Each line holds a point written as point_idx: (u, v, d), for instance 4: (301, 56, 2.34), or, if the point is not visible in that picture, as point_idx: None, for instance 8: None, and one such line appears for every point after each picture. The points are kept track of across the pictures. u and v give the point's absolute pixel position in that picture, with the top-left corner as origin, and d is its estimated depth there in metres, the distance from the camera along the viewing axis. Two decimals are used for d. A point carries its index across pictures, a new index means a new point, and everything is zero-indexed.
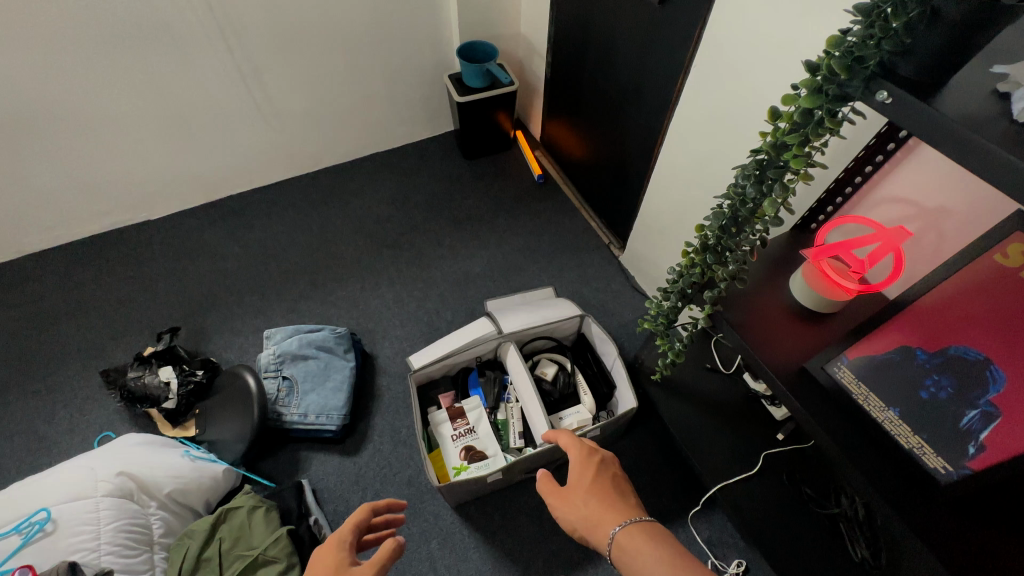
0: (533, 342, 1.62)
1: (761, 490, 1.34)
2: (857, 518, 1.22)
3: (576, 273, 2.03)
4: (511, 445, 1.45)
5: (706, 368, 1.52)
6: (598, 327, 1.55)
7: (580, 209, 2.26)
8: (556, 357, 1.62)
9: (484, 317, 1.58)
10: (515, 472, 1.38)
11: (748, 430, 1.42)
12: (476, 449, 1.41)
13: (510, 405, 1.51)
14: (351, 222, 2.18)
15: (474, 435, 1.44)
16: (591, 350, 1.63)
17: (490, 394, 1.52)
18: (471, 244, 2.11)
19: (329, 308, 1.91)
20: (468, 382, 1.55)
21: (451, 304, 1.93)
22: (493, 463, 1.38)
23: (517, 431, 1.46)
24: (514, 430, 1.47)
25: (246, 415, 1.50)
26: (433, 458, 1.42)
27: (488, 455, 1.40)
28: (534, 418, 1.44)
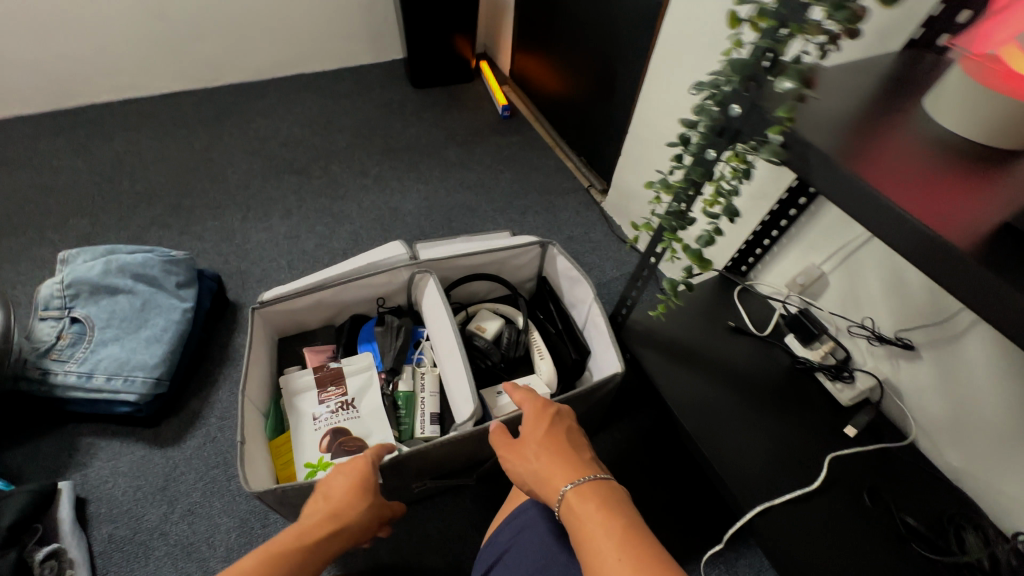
0: (468, 284, 1.05)
1: (830, 518, 0.78)
2: (999, 575, 0.68)
3: (542, 218, 1.51)
4: (416, 434, 0.87)
5: (729, 328, 1.00)
6: (566, 256, 0.99)
7: (554, 147, 1.75)
8: (502, 308, 1.06)
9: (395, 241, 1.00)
10: (410, 476, 0.80)
11: (798, 420, 0.88)
12: (351, 435, 0.82)
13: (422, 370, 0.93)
14: (248, 142, 1.63)
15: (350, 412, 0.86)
16: (556, 298, 1.07)
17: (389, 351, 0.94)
18: (405, 176, 1.58)
19: (188, 242, 1.34)
20: (359, 336, 0.97)
21: (365, 245, 1.38)
22: None
23: (429, 413, 0.88)
24: (424, 411, 0.89)
25: None
26: (273, 447, 0.83)
27: (371, 448, 0.82)
28: (455, 392, 0.87)
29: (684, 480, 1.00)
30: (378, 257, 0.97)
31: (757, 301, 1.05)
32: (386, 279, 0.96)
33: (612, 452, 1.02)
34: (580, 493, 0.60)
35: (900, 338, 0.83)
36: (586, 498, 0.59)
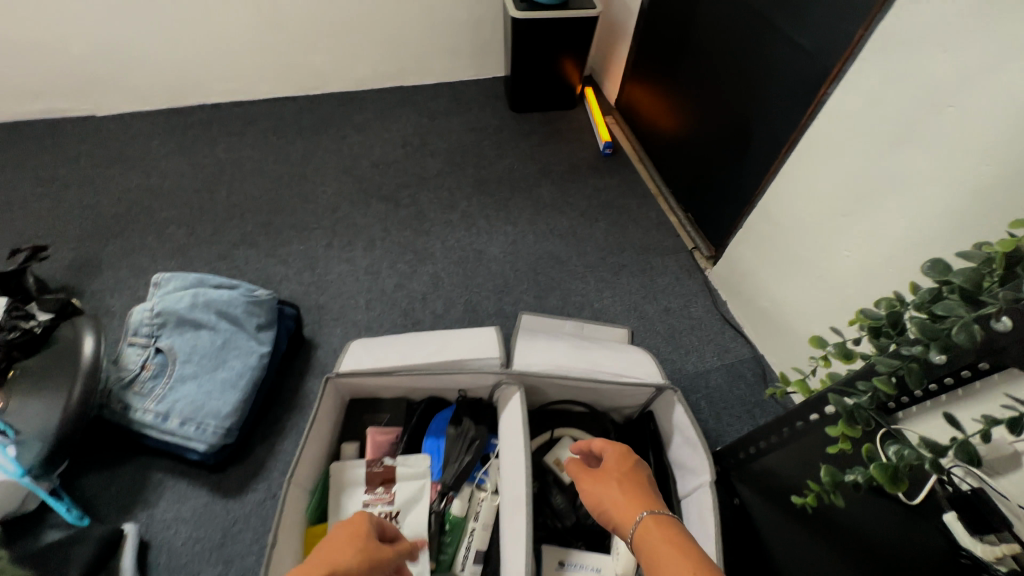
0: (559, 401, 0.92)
1: None
2: None
3: (638, 280, 1.36)
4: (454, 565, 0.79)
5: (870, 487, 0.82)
6: (684, 403, 0.83)
7: (657, 196, 1.59)
8: (593, 443, 0.90)
9: (494, 329, 0.92)
10: None
11: None
12: None
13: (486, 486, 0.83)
14: (341, 159, 1.60)
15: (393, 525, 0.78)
16: (658, 449, 0.90)
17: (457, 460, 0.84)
18: (494, 214, 1.48)
19: (273, 265, 1.32)
20: (427, 432, 0.89)
21: (444, 291, 1.30)
22: None
23: (473, 549, 0.79)
24: (467, 544, 0.79)
25: (57, 394, 0.90)
26: (308, 539, 0.76)
27: None
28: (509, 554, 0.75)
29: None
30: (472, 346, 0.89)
31: None
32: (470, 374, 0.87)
33: None
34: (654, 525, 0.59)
35: None
36: (661, 533, 0.58)
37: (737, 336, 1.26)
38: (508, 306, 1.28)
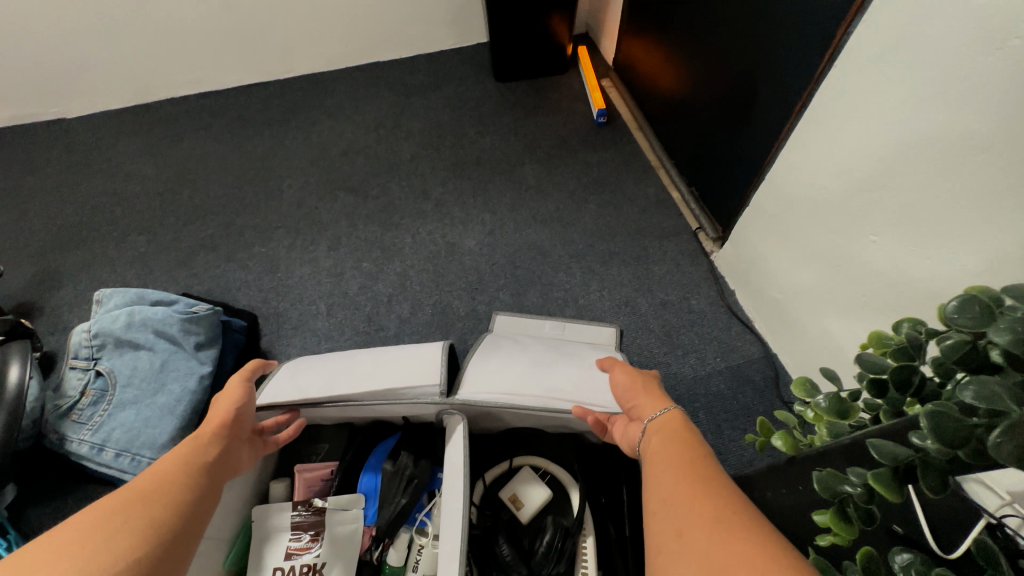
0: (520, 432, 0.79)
1: None
2: None
3: (631, 270, 1.19)
4: None
5: None
6: None
7: (658, 169, 1.38)
8: (555, 476, 0.77)
9: (439, 345, 0.81)
10: None
11: None
12: None
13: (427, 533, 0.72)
14: (309, 149, 1.48)
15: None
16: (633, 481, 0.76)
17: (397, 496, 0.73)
18: (471, 202, 1.33)
19: (232, 271, 1.23)
20: (367, 468, 0.79)
21: (412, 293, 1.18)
22: None
23: None
24: None
25: None
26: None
27: None
28: None
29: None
30: (410, 373, 0.77)
31: None
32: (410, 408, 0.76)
33: None
34: (657, 426, 0.55)
35: None
36: (664, 429, 0.54)
37: (745, 332, 1.08)
38: (482, 306, 1.15)
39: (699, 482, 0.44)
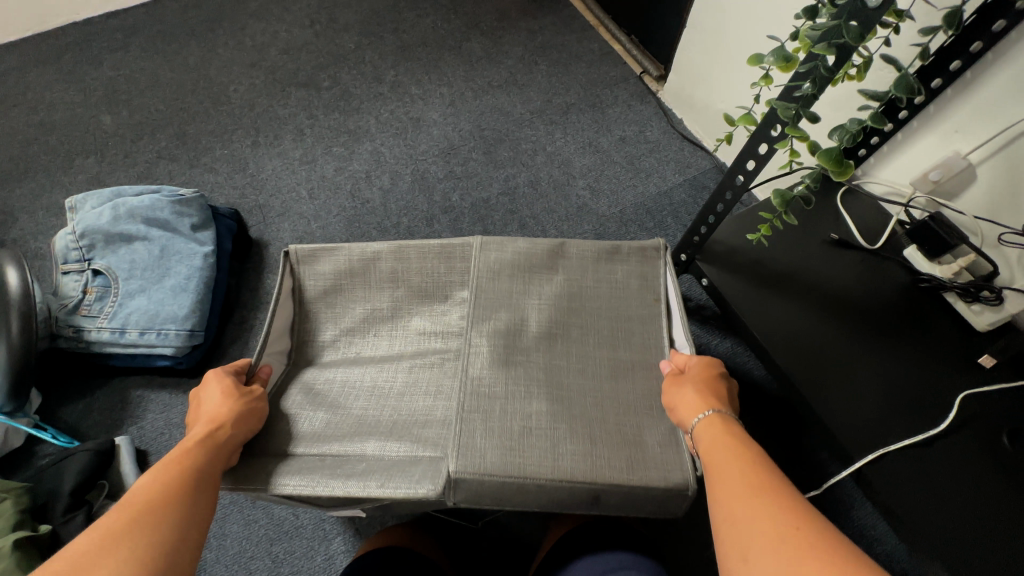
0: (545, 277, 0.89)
1: (959, 461, 0.66)
2: None
3: (589, 116, 1.28)
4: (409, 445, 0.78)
5: (830, 241, 0.83)
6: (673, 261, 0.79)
7: (596, 26, 1.44)
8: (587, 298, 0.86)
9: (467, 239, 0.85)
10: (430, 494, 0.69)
11: (925, 351, 0.73)
12: (336, 417, 0.71)
13: (420, 372, 0.75)
14: (246, 54, 1.43)
15: (326, 409, 0.72)
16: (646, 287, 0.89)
17: (407, 350, 0.79)
18: (426, 79, 1.36)
19: (199, 177, 1.22)
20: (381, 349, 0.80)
21: (388, 165, 1.22)
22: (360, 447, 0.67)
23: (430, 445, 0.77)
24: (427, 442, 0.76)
25: None
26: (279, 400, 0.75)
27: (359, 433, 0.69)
28: (459, 419, 0.68)
29: (777, 420, 0.90)
30: (428, 266, 0.81)
31: (862, 203, 0.86)
32: (421, 287, 0.81)
33: None
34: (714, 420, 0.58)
35: None
36: (714, 439, 0.56)
37: (696, 151, 1.22)
38: (458, 167, 1.22)
39: (761, 480, 0.48)
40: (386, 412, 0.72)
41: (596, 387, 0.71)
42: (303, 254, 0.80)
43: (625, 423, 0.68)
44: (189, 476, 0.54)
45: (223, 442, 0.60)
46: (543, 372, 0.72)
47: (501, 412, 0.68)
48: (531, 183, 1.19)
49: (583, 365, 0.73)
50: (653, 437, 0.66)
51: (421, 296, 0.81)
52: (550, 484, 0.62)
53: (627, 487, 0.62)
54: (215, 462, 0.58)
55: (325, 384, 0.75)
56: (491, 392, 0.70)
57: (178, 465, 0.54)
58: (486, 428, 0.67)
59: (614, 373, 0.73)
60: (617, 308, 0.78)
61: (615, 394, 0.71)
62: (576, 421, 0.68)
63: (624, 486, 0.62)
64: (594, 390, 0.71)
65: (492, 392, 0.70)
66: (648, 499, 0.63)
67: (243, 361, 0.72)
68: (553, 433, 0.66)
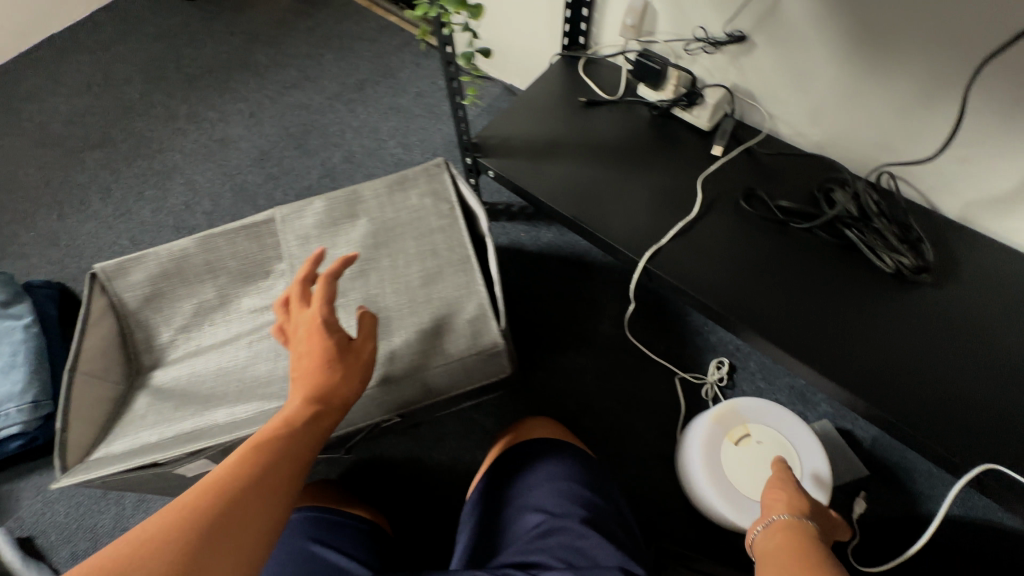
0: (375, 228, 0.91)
1: (711, 234, 0.80)
2: (860, 218, 0.74)
3: (383, 85, 1.35)
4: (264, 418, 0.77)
5: (582, 104, 0.96)
6: (454, 167, 0.81)
7: (369, 6, 1.51)
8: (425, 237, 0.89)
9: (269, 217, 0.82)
10: None
11: (675, 165, 0.87)
12: (179, 405, 0.71)
13: (256, 344, 0.76)
14: (29, 136, 1.37)
15: (173, 399, 0.72)
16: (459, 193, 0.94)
17: (243, 328, 0.79)
18: (221, 101, 1.38)
19: (10, 265, 1.17)
20: (217, 343, 0.79)
21: (204, 189, 1.23)
22: (206, 419, 0.68)
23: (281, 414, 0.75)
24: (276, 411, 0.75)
25: None
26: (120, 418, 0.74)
27: (204, 407, 0.69)
28: None
29: (609, 273, 1.02)
30: (240, 247, 0.80)
31: (602, 69, 0.99)
32: (241, 269, 0.81)
33: (522, 271, 1.04)
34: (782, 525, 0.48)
35: (730, 33, 0.79)
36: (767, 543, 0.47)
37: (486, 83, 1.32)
38: (274, 168, 1.25)
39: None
40: (229, 387, 0.72)
41: (408, 290, 0.74)
42: (110, 270, 0.78)
43: (435, 316, 0.71)
44: (279, 458, 0.46)
45: (328, 409, 0.54)
46: (361, 303, 0.73)
47: None
48: (346, 158, 1.25)
49: (396, 287, 0.74)
50: (461, 318, 0.70)
51: (244, 277, 0.81)
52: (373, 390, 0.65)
53: (443, 366, 0.68)
54: (315, 433, 0.52)
55: (168, 382, 0.75)
56: None
57: (267, 443, 0.47)
58: None
59: (427, 279, 0.74)
60: (419, 225, 0.79)
61: (428, 296, 0.72)
62: (392, 332, 0.70)
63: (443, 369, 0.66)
64: (409, 302, 0.72)
65: None
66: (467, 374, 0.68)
67: (324, 251, 0.63)
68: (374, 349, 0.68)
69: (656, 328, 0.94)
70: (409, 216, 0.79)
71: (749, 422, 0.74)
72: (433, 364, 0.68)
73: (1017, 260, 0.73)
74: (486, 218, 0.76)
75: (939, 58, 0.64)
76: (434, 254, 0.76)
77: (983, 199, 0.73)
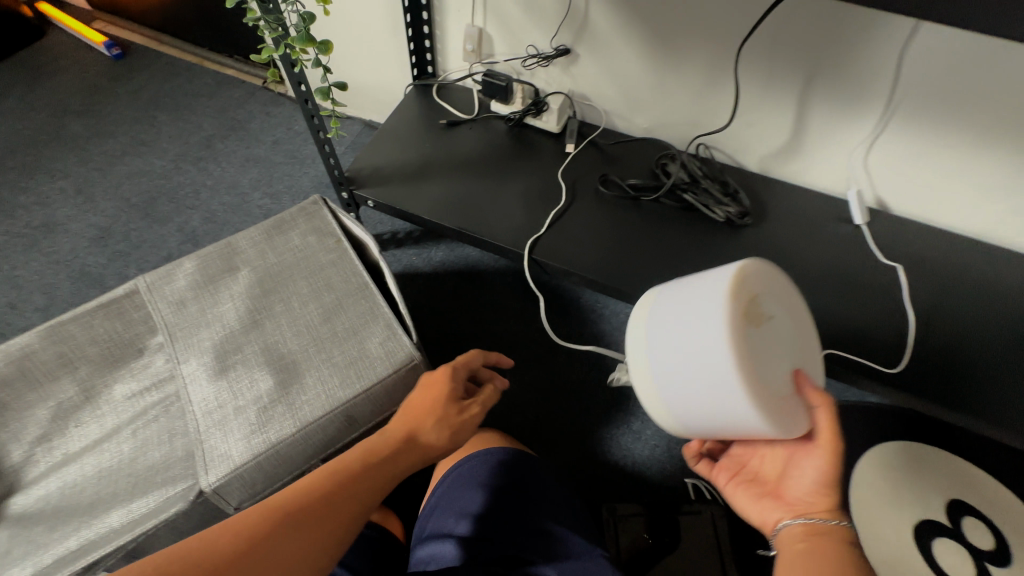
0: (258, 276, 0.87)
1: (582, 220, 0.90)
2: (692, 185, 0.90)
3: (234, 138, 1.29)
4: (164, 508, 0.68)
5: (444, 126, 1.02)
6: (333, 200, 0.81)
7: (200, 62, 1.44)
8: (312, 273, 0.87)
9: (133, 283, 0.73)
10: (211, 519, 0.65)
11: (538, 166, 0.97)
12: (62, 521, 0.61)
13: (143, 428, 0.68)
14: None
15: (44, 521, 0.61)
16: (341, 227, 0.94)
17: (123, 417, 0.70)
18: (35, 183, 1.20)
19: None
20: (93, 441, 0.69)
21: (31, 284, 1.06)
22: (100, 525, 0.59)
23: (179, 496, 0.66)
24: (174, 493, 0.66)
25: None
26: None
27: (94, 514, 0.61)
28: (202, 446, 0.62)
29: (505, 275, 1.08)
30: (100, 329, 0.71)
31: (455, 93, 1.07)
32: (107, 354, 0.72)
33: (423, 293, 1.06)
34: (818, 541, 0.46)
35: (556, 47, 0.91)
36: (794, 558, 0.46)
37: (345, 122, 1.33)
38: (121, 244, 1.12)
39: None
40: (118, 483, 0.64)
41: (309, 328, 0.71)
42: None
43: (343, 348, 0.69)
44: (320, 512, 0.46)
45: (408, 456, 0.53)
46: (260, 354, 0.69)
47: (239, 406, 0.64)
48: (207, 220, 1.16)
49: (296, 330, 0.71)
50: (373, 341, 0.69)
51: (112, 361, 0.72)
52: (294, 435, 0.62)
53: (362, 395, 0.65)
54: (371, 484, 0.50)
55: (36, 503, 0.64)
56: (217, 401, 0.65)
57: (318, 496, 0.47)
58: (223, 433, 0.63)
59: (328, 314, 0.73)
60: (308, 263, 0.77)
61: (333, 329, 0.71)
62: (302, 373, 0.67)
63: (365, 395, 0.65)
64: (313, 339, 0.70)
65: (218, 400, 0.65)
66: (389, 393, 0.68)
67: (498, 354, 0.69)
68: (285, 395, 0.65)
69: (556, 314, 1.03)
70: (295, 256, 0.78)
71: (762, 295, 0.46)
72: (350, 397, 0.65)
73: (805, 194, 0.94)
74: (377, 246, 0.78)
75: (712, 49, 0.81)
76: (331, 288, 0.75)
77: (771, 153, 0.92)
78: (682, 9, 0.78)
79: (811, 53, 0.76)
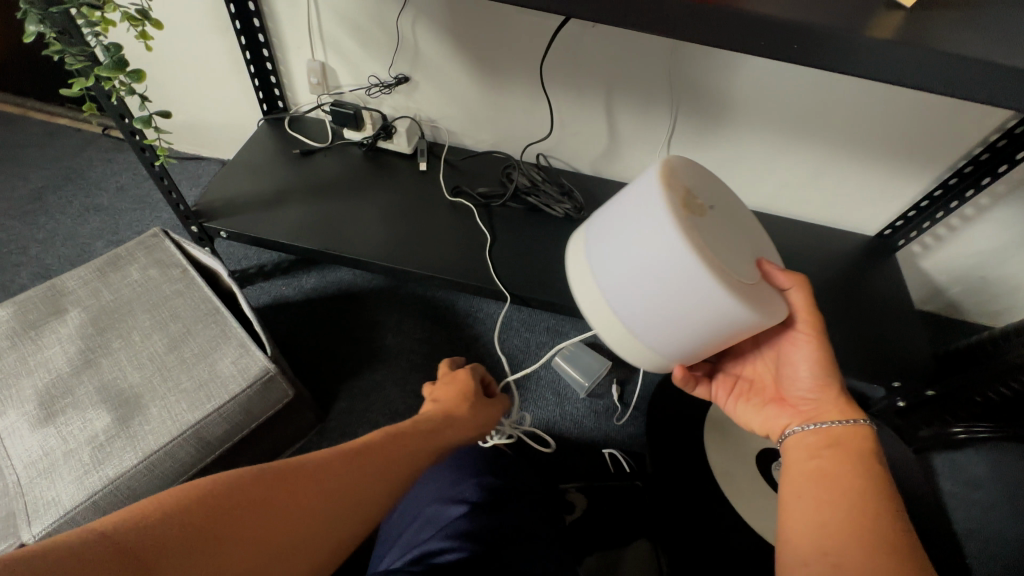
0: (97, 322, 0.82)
1: (440, 228, 0.97)
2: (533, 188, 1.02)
3: (69, 188, 1.20)
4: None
5: (298, 155, 1.05)
6: (175, 231, 0.80)
7: (22, 112, 1.33)
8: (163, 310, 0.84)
9: None
10: None
11: (394, 185, 1.03)
12: None
13: None
14: None
15: None
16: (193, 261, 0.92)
17: None
18: None
19: None
20: None
21: None
22: None
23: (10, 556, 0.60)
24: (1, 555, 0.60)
25: None
26: None
27: None
28: (27, 498, 0.58)
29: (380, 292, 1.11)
30: None
31: (307, 124, 1.11)
32: None
33: (297, 320, 1.06)
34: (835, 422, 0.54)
35: (395, 76, 1.00)
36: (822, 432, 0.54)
37: (200, 163, 1.30)
38: None
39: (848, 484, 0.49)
40: None
41: (154, 360, 0.69)
42: None
43: (192, 372, 0.68)
44: None
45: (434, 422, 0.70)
46: (97, 393, 0.66)
47: (70, 449, 0.61)
48: (38, 276, 1.06)
49: (139, 363, 0.69)
50: (225, 361, 0.69)
51: None
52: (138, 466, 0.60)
53: (213, 415, 0.65)
54: None
55: None
56: (43, 449, 0.61)
57: None
58: (52, 480, 0.59)
59: (175, 342, 0.71)
60: (150, 295, 0.75)
61: (181, 356, 0.69)
62: (146, 404, 0.65)
63: (217, 413, 0.65)
64: (158, 369, 0.68)
65: (44, 447, 0.61)
66: (245, 409, 0.67)
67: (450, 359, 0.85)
68: (126, 429, 0.62)
69: (432, 321, 1.07)
70: (136, 290, 0.75)
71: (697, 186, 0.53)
72: (199, 418, 0.64)
73: None
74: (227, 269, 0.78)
75: (528, 71, 0.94)
76: (178, 316, 0.73)
77: (596, 155, 1.08)
78: (495, 38, 0.91)
79: (603, 70, 0.92)
